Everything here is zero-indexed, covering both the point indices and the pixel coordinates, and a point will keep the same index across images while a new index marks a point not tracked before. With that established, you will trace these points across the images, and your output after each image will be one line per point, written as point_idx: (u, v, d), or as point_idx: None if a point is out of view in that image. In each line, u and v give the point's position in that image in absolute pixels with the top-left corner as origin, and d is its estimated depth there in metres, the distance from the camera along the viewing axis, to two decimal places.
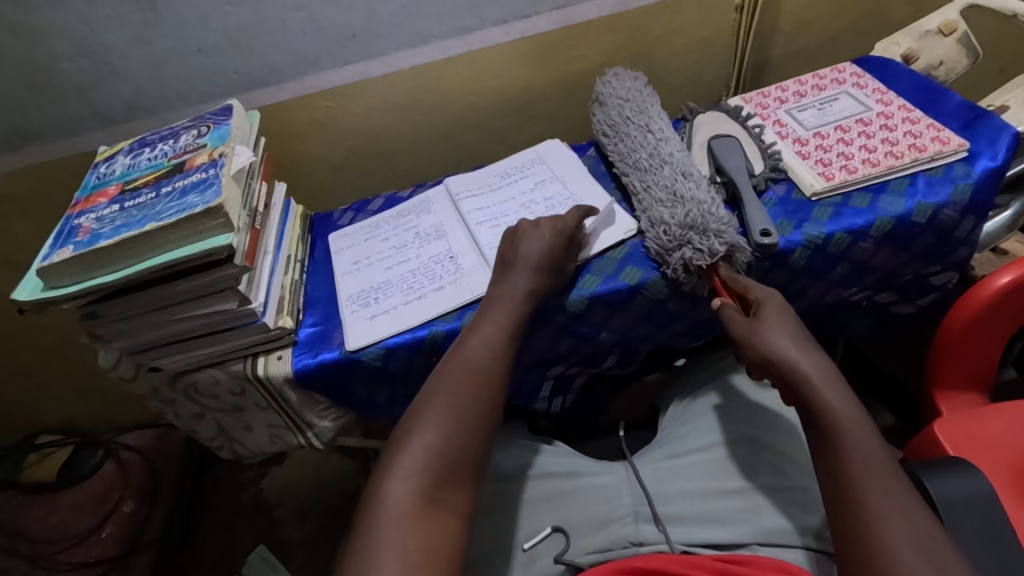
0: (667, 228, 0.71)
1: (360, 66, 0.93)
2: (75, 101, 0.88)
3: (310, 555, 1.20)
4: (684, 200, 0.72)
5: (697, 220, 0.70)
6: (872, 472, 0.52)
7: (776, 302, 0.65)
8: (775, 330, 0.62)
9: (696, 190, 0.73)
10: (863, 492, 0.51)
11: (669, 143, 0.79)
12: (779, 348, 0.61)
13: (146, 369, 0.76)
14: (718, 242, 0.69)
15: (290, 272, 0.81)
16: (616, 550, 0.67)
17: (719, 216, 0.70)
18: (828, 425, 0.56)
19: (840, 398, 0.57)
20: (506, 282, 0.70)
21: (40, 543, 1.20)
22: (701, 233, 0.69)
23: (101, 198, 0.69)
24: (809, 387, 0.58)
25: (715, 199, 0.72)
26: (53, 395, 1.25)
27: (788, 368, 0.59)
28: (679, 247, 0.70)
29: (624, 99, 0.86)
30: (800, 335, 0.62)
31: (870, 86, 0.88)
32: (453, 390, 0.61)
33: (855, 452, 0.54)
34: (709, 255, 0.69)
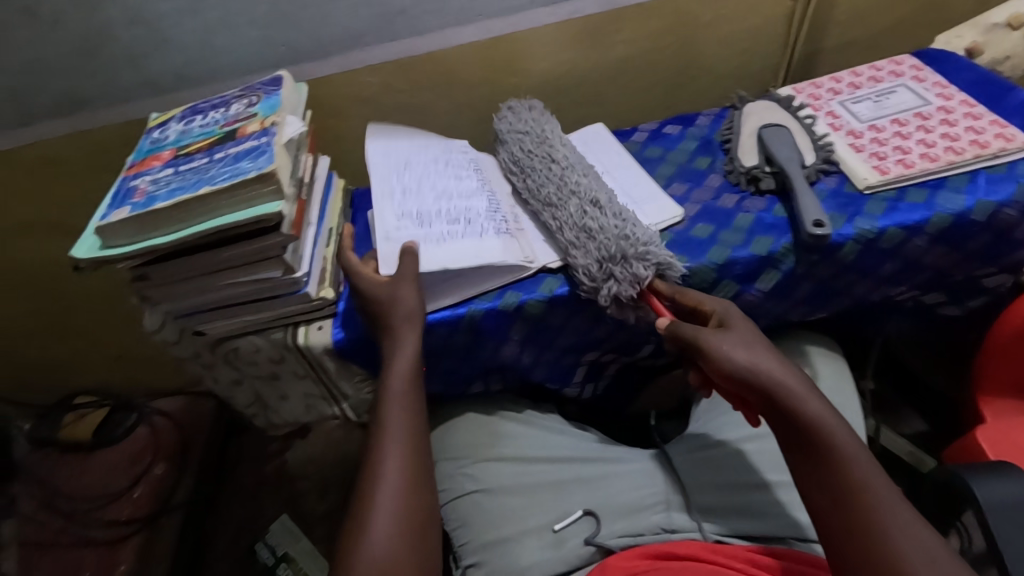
0: (587, 267, 0.69)
1: (406, 43, 0.93)
2: (128, 69, 0.89)
3: (331, 528, 1.22)
4: (595, 235, 0.69)
5: (614, 255, 0.67)
6: (872, 487, 0.50)
7: (736, 318, 0.62)
8: (747, 344, 0.58)
9: (603, 219, 0.70)
10: (868, 510, 0.49)
11: (573, 173, 0.76)
12: (754, 360, 0.56)
13: (189, 333, 0.78)
14: (642, 267, 0.67)
15: (331, 244, 0.81)
16: (648, 535, 0.67)
17: (634, 238, 0.68)
18: (816, 441, 0.53)
19: (821, 409, 0.54)
20: (400, 334, 0.67)
21: (74, 500, 1.24)
22: (622, 266, 0.67)
23: (155, 161, 0.71)
24: (791, 402, 0.54)
25: (627, 224, 0.70)
26: (91, 358, 1.28)
27: (770, 382, 0.55)
28: (605, 281, 0.68)
29: (521, 133, 0.84)
30: (770, 347, 0.59)
31: (930, 80, 0.85)
32: (392, 432, 0.63)
33: (849, 466, 0.51)
34: (638, 283, 0.67)
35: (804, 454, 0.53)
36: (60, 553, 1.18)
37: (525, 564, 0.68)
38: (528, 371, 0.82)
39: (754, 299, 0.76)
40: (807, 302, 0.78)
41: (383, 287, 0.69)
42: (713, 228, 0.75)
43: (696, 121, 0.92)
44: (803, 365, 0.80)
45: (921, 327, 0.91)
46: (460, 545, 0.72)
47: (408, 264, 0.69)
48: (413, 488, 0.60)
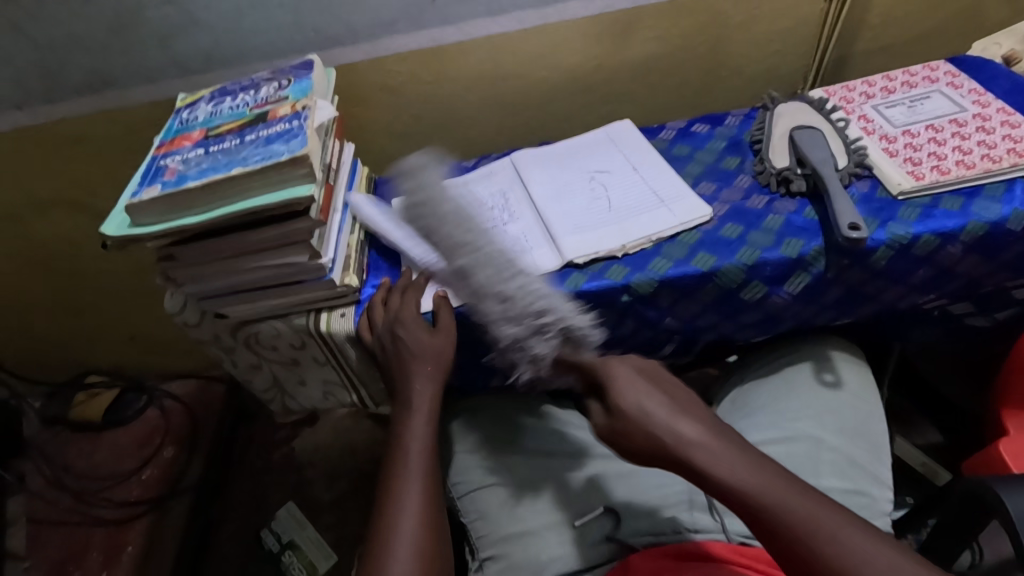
0: (499, 357, 0.69)
1: (435, 32, 0.92)
2: (156, 49, 0.89)
3: (338, 517, 1.22)
4: (480, 297, 0.66)
5: (510, 343, 0.65)
6: (805, 529, 0.46)
7: (627, 375, 0.59)
8: (642, 412, 0.56)
9: (489, 306, 0.65)
10: (812, 561, 0.46)
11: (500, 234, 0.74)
12: (649, 430, 0.55)
13: (211, 316, 0.77)
14: (511, 328, 0.64)
15: (356, 232, 0.81)
16: (668, 535, 0.66)
17: (506, 296, 0.64)
18: (736, 504, 0.50)
19: (723, 463, 0.51)
20: (415, 379, 0.67)
21: (84, 479, 1.24)
22: (524, 349, 0.65)
23: (185, 141, 0.70)
24: (694, 471, 0.52)
25: (515, 300, 0.64)
26: (103, 339, 1.28)
27: (672, 453, 0.53)
28: (514, 356, 0.67)
29: (416, 176, 0.72)
30: (667, 404, 0.56)
31: (966, 87, 0.84)
32: (410, 470, 0.61)
33: (777, 517, 0.48)
34: (543, 360, 0.66)
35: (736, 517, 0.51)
36: (68, 530, 1.18)
37: (546, 559, 0.68)
38: None
39: (782, 302, 0.75)
40: (835, 306, 0.77)
41: (422, 334, 0.68)
42: (742, 228, 0.75)
43: (725, 121, 0.92)
44: (827, 370, 0.80)
45: (946, 337, 0.90)
46: (477, 537, 0.72)
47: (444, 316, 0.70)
48: (432, 527, 0.58)
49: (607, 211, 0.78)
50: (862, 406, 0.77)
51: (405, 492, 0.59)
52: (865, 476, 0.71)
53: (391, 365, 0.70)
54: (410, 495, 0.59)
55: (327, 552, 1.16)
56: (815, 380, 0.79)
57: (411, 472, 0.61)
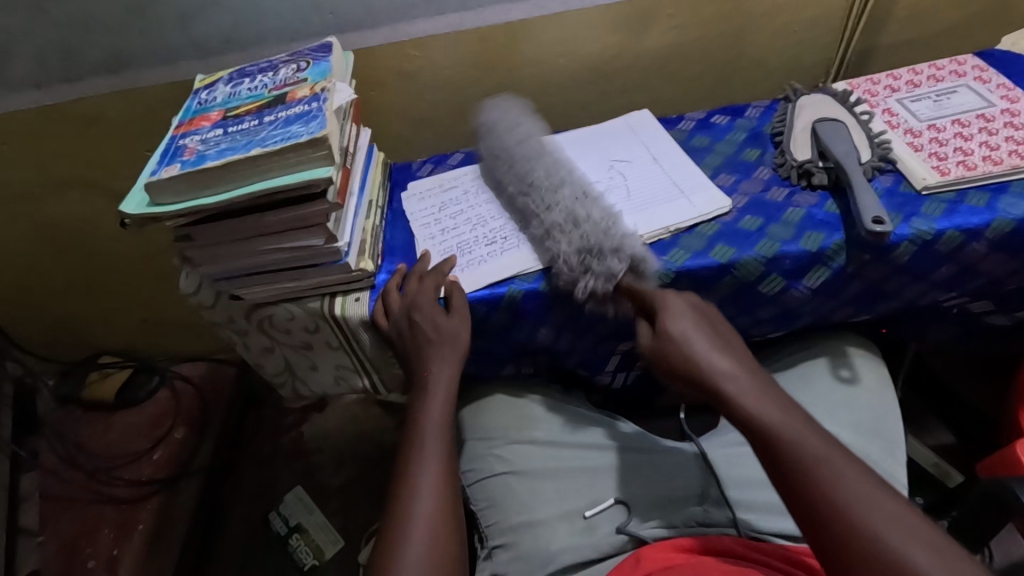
0: (562, 267, 0.67)
1: (454, 18, 0.92)
2: (175, 29, 0.89)
3: (345, 502, 1.23)
4: (579, 224, 0.67)
5: (581, 252, 0.66)
6: (823, 463, 0.48)
7: (682, 303, 0.61)
8: (685, 335, 0.58)
9: (557, 215, 0.69)
10: (821, 493, 0.47)
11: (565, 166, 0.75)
12: (691, 351, 0.57)
13: (226, 297, 0.78)
14: (616, 262, 0.65)
15: (371, 217, 0.80)
16: (683, 528, 0.67)
17: (613, 232, 0.66)
18: (761, 432, 0.51)
19: (758, 396, 0.53)
20: (433, 366, 0.67)
21: (98, 458, 1.25)
22: (593, 260, 0.65)
23: (204, 122, 0.70)
24: (726, 396, 0.54)
25: (590, 216, 0.68)
26: (117, 319, 1.29)
27: (707, 375, 0.55)
28: (582, 273, 0.66)
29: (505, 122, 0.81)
30: (716, 337, 0.58)
31: (994, 81, 0.82)
32: (428, 455, 0.61)
33: (798, 451, 0.49)
34: (611, 277, 0.65)
35: (756, 446, 0.52)
36: (79, 509, 1.19)
37: (556, 550, 0.68)
38: (563, 355, 0.81)
39: (800, 296, 0.74)
40: (853, 302, 0.76)
41: (439, 318, 0.69)
42: (762, 221, 0.74)
43: (746, 112, 0.90)
44: (843, 366, 0.79)
45: (965, 337, 0.89)
46: (487, 525, 0.73)
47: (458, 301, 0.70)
48: (448, 514, 0.57)
49: (624, 201, 0.78)
50: (879, 403, 0.76)
51: (421, 478, 0.59)
52: (881, 474, 0.70)
53: (408, 352, 0.70)
54: (427, 480, 0.59)
55: (335, 536, 1.18)
56: (831, 376, 0.78)
57: (427, 457, 0.61)
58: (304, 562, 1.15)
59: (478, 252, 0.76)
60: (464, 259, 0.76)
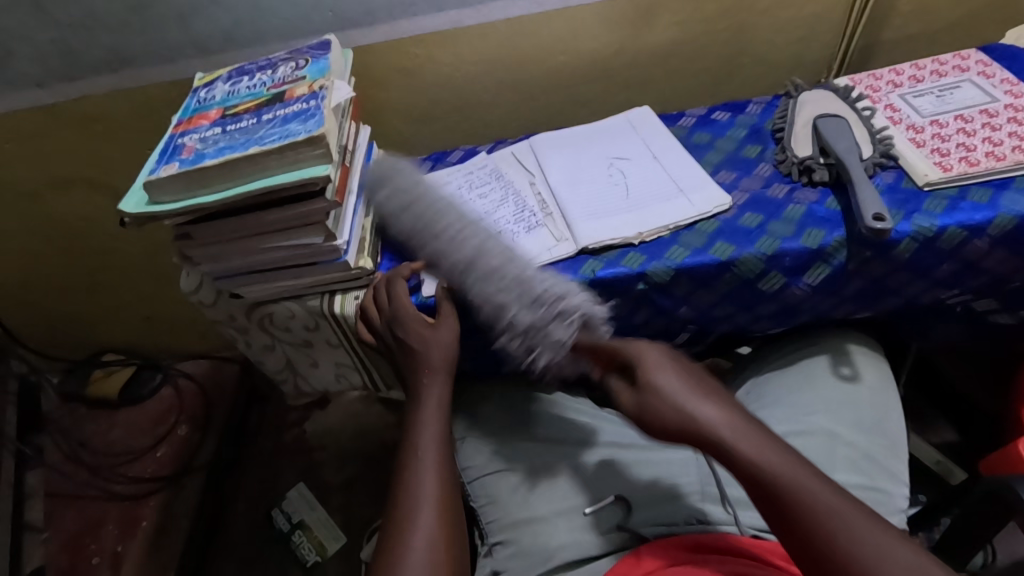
0: (512, 345, 0.65)
1: (454, 15, 0.91)
2: (176, 27, 0.89)
3: (347, 499, 1.23)
4: (507, 304, 0.64)
5: (530, 326, 0.63)
6: (827, 511, 0.47)
7: (662, 358, 0.58)
8: (673, 391, 0.55)
9: (503, 286, 0.65)
10: (838, 548, 0.46)
11: (468, 225, 0.71)
12: (682, 409, 0.54)
13: (226, 295, 0.78)
14: (562, 330, 0.63)
15: (370, 215, 0.80)
16: (681, 526, 0.66)
17: (543, 303, 0.63)
18: (765, 486, 0.50)
19: (756, 446, 0.51)
20: (426, 373, 0.67)
21: (101, 455, 1.26)
22: (543, 334, 0.63)
23: (203, 120, 0.70)
24: (725, 450, 0.52)
25: (530, 284, 0.65)
26: (120, 317, 1.30)
27: (701, 433, 0.53)
28: (531, 350, 0.64)
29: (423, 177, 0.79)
30: (698, 386, 0.56)
31: (998, 76, 0.81)
32: (426, 461, 0.61)
33: (804, 505, 0.48)
34: (562, 345, 0.63)
35: (758, 499, 0.51)
36: (85, 505, 1.20)
37: (554, 547, 0.68)
38: None
39: (801, 293, 0.74)
40: (855, 299, 0.76)
41: (427, 332, 0.68)
42: (762, 218, 0.73)
43: (747, 108, 0.90)
44: (845, 363, 0.79)
45: (968, 335, 0.88)
46: (487, 522, 0.73)
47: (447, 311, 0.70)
48: (448, 520, 0.57)
49: (624, 199, 0.77)
50: (879, 400, 0.76)
51: (421, 486, 0.59)
52: (880, 472, 0.70)
53: (402, 364, 0.70)
54: (427, 485, 0.59)
55: (337, 533, 1.18)
56: (831, 374, 0.78)
57: (425, 465, 0.60)
58: (307, 558, 1.15)
59: None
60: None
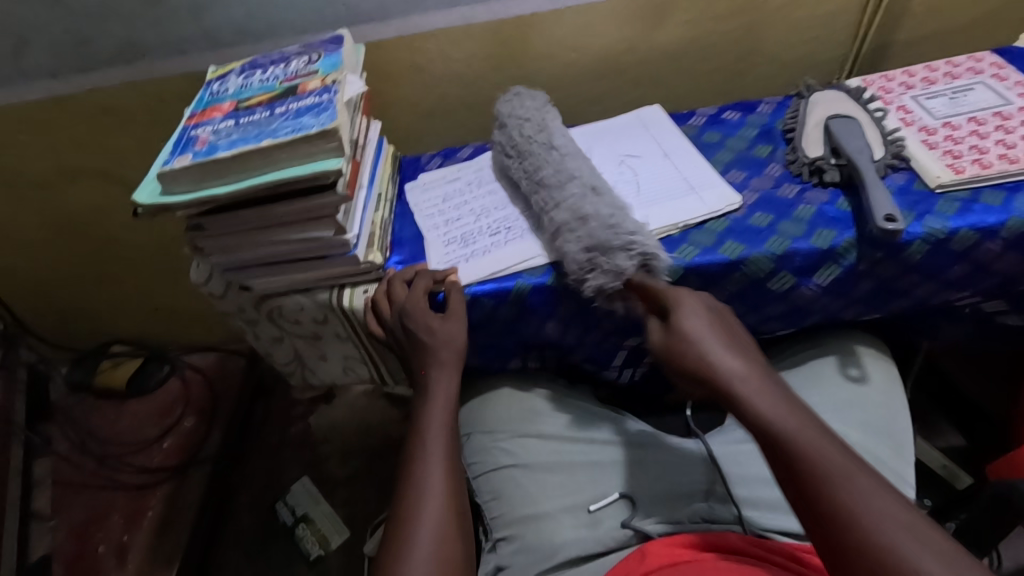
0: (573, 256, 0.66)
1: (466, 11, 0.91)
2: (190, 20, 0.89)
3: (352, 493, 1.24)
4: (585, 220, 0.66)
5: (597, 245, 0.64)
6: (831, 470, 0.47)
7: (698, 308, 0.60)
8: (698, 337, 0.58)
9: (594, 205, 0.67)
10: (833, 502, 0.46)
11: (574, 161, 0.74)
12: (704, 353, 0.57)
13: (236, 288, 0.78)
14: (625, 259, 0.64)
15: (380, 210, 0.81)
16: (687, 524, 0.67)
17: (623, 228, 0.65)
18: (769, 431, 0.51)
19: (770, 398, 0.53)
20: (434, 368, 0.67)
21: (108, 445, 1.27)
22: (606, 257, 0.64)
23: (216, 112, 0.71)
24: (735, 397, 0.54)
25: (615, 212, 0.66)
26: (129, 308, 1.30)
27: (718, 377, 0.55)
28: (587, 271, 0.65)
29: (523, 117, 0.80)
30: (727, 339, 0.58)
31: (1012, 79, 0.81)
32: (432, 455, 0.61)
33: (805, 451, 0.48)
34: (620, 274, 0.64)
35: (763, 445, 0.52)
36: (92, 494, 1.21)
37: (559, 543, 0.68)
38: (570, 350, 0.81)
39: (810, 294, 0.73)
40: (864, 301, 0.76)
41: (434, 325, 0.68)
42: (772, 218, 0.73)
43: (758, 109, 0.90)
44: (852, 364, 0.79)
45: (978, 338, 0.88)
46: (492, 518, 0.73)
47: (456, 306, 0.70)
48: (454, 515, 0.57)
49: (633, 197, 0.78)
50: (887, 402, 0.76)
51: (427, 478, 0.59)
52: (886, 474, 0.70)
53: (410, 358, 0.70)
54: (433, 480, 0.59)
55: (340, 527, 1.19)
56: (838, 374, 0.78)
57: (432, 458, 0.61)
58: (311, 551, 1.16)
59: (480, 244, 0.77)
60: (466, 251, 0.76)
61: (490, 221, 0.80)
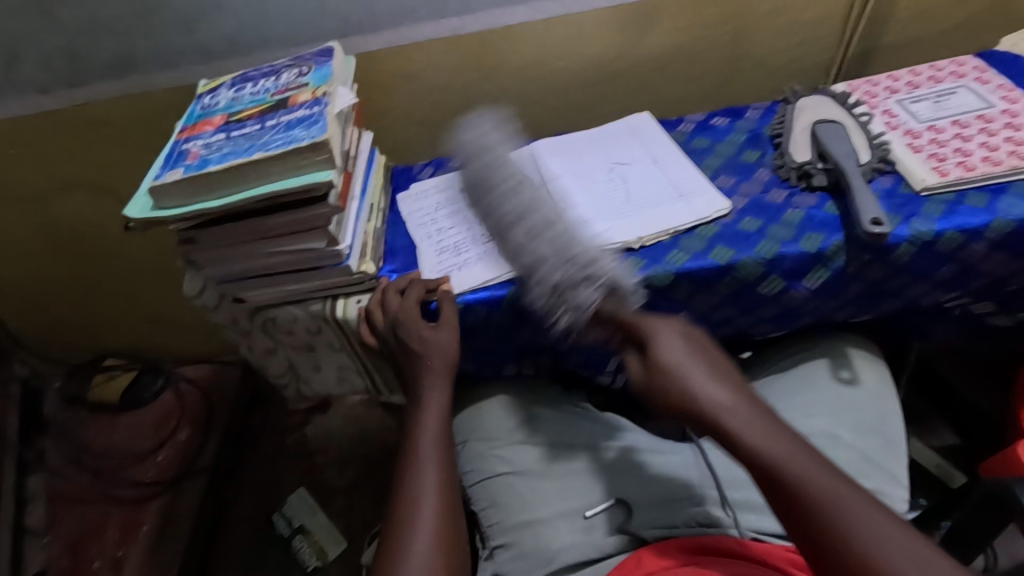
0: (540, 300, 0.67)
1: (456, 21, 0.92)
2: (181, 33, 0.90)
3: (349, 502, 1.23)
4: (542, 262, 0.66)
5: (558, 287, 0.65)
6: (825, 496, 0.47)
7: (675, 337, 0.59)
8: (682, 369, 0.57)
9: (546, 242, 0.67)
10: (834, 531, 0.46)
11: (525, 189, 0.73)
12: (689, 389, 0.55)
13: (229, 300, 0.79)
14: (586, 295, 0.64)
15: (372, 220, 0.81)
16: (683, 528, 0.67)
17: (579, 262, 0.65)
18: (759, 462, 0.51)
19: (756, 427, 0.52)
20: (427, 378, 0.67)
21: (103, 459, 1.27)
22: (569, 294, 0.64)
23: (207, 126, 0.71)
24: (723, 429, 0.53)
25: (567, 247, 0.66)
26: (122, 321, 1.30)
27: (705, 411, 0.54)
28: (557, 310, 0.65)
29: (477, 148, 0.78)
30: (707, 366, 0.57)
31: (994, 82, 0.82)
32: (427, 463, 0.61)
33: (798, 483, 0.48)
34: (586, 309, 0.64)
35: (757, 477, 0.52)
36: (86, 508, 1.20)
37: (557, 548, 0.69)
38: (564, 356, 0.81)
39: (800, 297, 0.74)
40: (854, 303, 0.76)
41: (427, 333, 0.68)
42: (761, 222, 0.74)
43: (746, 114, 0.91)
44: (844, 366, 0.79)
45: (968, 337, 0.89)
46: (488, 525, 0.73)
47: (449, 313, 0.70)
48: (449, 522, 0.58)
49: (623, 204, 0.78)
50: (878, 403, 0.76)
51: (422, 487, 0.59)
52: (878, 474, 0.71)
53: (404, 367, 0.70)
54: (428, 488, 0.59)
55: (337, 537, 1.18)
56: (831, 377, 0.79)
57: (426, 466, 0.61)
58: (308, 563, 1.15)
59: (472, 253, 0.77)
60: (459, 259, 0.77)
61: (482, 229, 0.80)
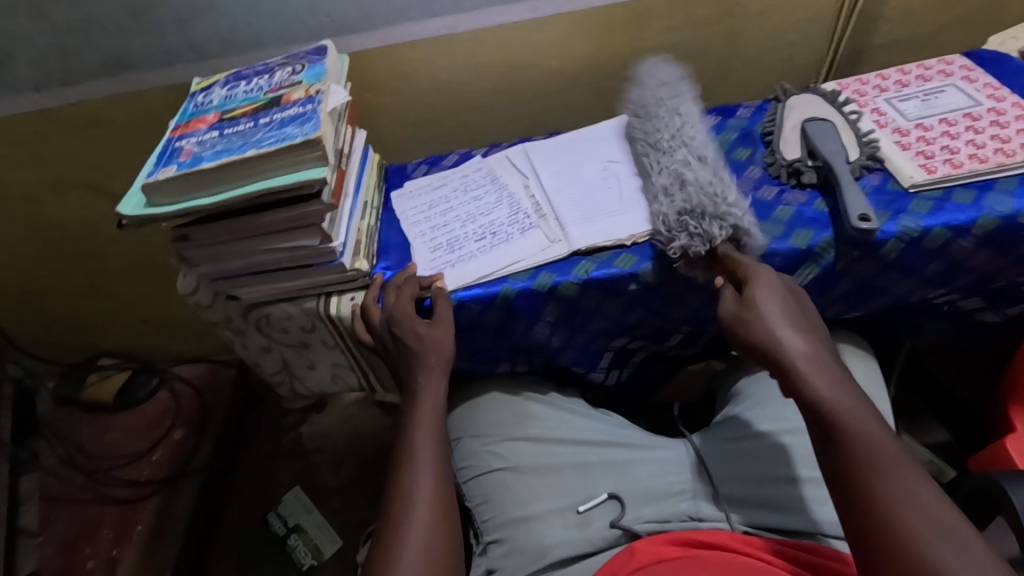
0: (662, 221, 0.69)
1: (449, 20, 0.92)
2: (175, 32, 0.90)
3: (344, 501, 1.24)
4: (685, 185, 0.69)
5: (691, 210, 0.67)
6: (880, 459, 0.48)
7: (772, 284, 0.61)
8: (769, 311, 0.58)
9: (704, 176, 0.69)
10: (876, 492, 0.47)
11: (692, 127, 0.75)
12: (771, 331, 0.57)
13: (223, 297, 0.79)
14: (717, 228, 0.65)
15: (366, 218, 0.81)
16: (675, 522, 0.68)
17: (726, 199, 0.67)
18: (823, 411, 0.52)
19: (831, 380, 0.54)
20: (421, 374, 0.67)
21: (97, 458, 1.26)
22: (698, 220, 0.66)
23: (201, 124, 0.71)
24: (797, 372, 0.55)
25: (705, 186, 0.68)
26: (116, 321, 1.30)
27: (780, 352, 0.56)
28: (678, 233, 0.67)
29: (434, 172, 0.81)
30: (794, 318, 0.59)
31: (981, 80, 0.83)
32: (421, 460, 0.61)
33: (859, 439, 0.50)
34: (710, 239, 0.66)
35: (815, 428, 0.53)
36: (80, 508, 1.20)
37: (549, 544, 0.69)
38: (556, 353, 0.82)
39: None
40: (843, 299, 0.77)
41: (421, 330, 0.69)
42: (752, 219, 0.75)
43: (737, 112, 0.91)
44: None
45: (958, 334, 0.89)
46: (482, 521, 0.74)
47: (443, 310, 0.70)
48: (443, 517, 0.58)
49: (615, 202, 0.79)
50: None
51: (415, 483, 0.60)
52: None
53: (398, 363, 0.70)
54: (422, 484, 0.60)
55: (332, 536, 1.18)
56: None
57: (420, 462, 0.61)
58: (303, 562, 1.15)
59: (464, 250, 0.78)
60: (451, 256, 0.77)
61: (474, 227, 0.80)
